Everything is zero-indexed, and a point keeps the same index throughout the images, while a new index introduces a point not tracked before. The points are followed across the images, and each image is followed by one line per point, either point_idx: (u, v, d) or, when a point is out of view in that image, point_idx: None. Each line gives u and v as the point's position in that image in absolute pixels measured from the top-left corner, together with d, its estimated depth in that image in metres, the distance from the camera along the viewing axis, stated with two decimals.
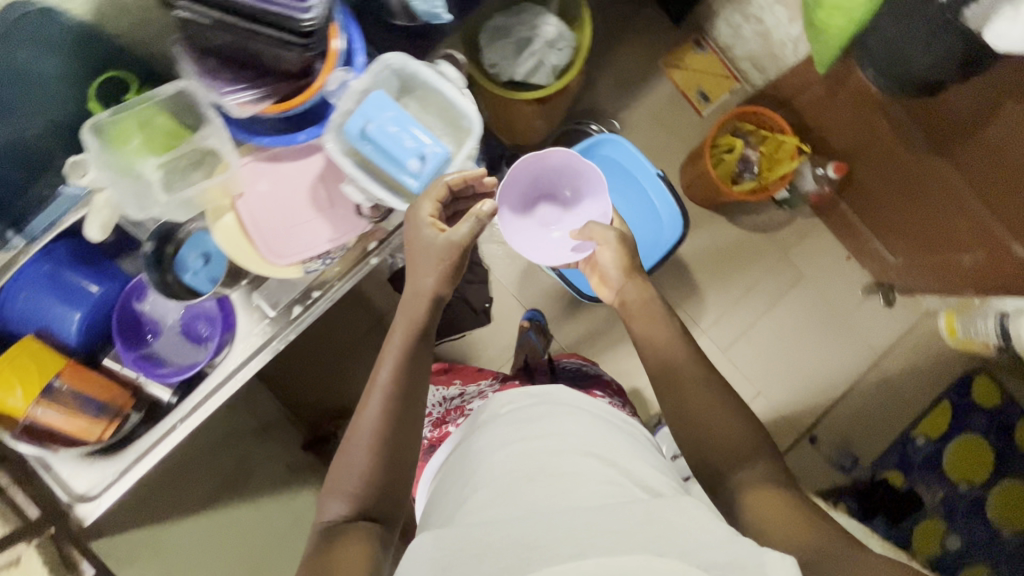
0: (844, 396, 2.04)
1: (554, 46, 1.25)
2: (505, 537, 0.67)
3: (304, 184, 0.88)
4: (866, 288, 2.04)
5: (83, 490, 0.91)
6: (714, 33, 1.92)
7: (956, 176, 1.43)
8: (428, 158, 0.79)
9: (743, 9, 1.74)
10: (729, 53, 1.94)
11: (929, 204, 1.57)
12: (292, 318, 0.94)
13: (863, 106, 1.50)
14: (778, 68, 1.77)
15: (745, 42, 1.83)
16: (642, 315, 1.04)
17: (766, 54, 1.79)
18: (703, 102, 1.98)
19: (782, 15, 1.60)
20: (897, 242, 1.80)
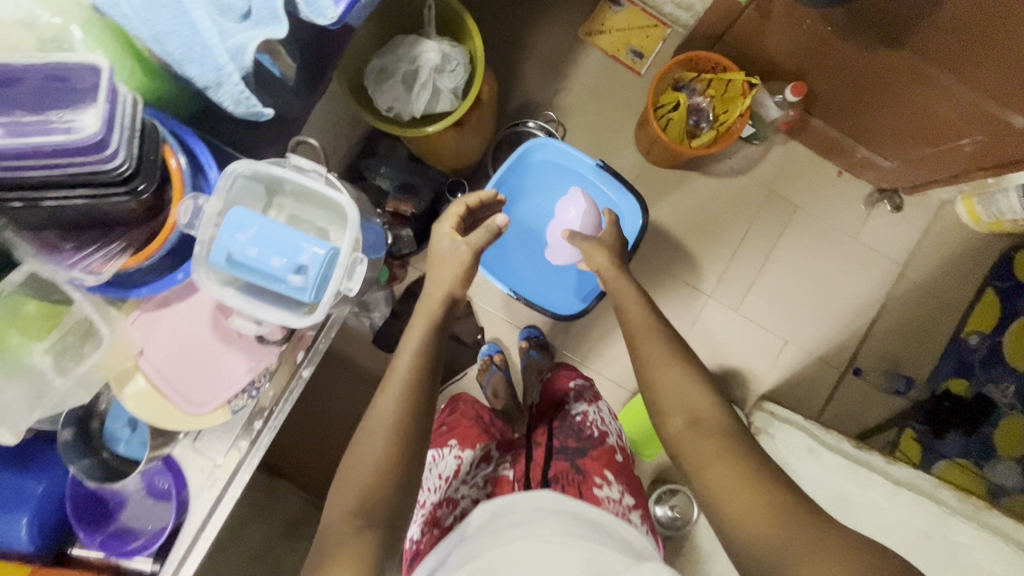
0: (878, 317, 1.88)
1: (443, 70, 1.14)
2: None
3: (206, 321, 0.81)
4: (869, 199, 1.87)
5: None
6: None
7: (924, 65, 1.27)
8: (310, 266, 0.69)
9: None
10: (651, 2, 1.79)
11: (904, 100, 1.41)
12: (245, 452, 0.87)
13: (801, 20, 1.36)
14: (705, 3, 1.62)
15: None
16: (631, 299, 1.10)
17: None
18: (637, 61, 1.84)
19: None
20: (884, 146, 1.65)
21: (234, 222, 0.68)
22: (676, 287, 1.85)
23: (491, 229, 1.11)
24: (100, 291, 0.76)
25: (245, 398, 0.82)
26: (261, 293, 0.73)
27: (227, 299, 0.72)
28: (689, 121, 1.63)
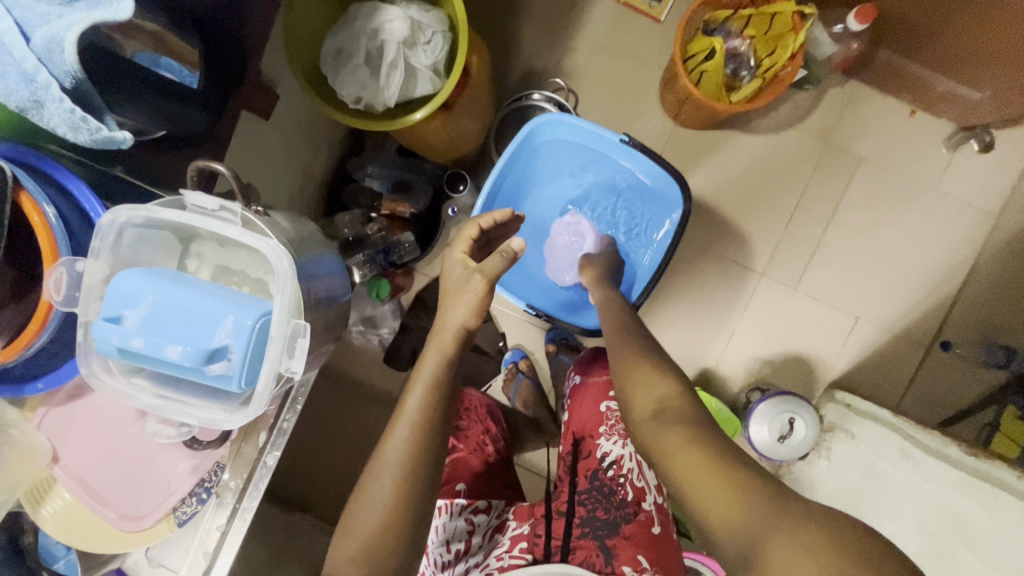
0: (967, 281, 1.58)
1: (416, 44, 0.92)
2: None
3: (133, 412, 0.67)
4: (949, 141, 1.55)
5: None
6: None
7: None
8: (224, 348, 0.54)
9: None
10: None
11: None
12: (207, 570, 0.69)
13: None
14: None
15: None
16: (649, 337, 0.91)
17: None
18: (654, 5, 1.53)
19: None
20: (970, 71, 1.34)
21: (123, 299, 0.54)
22: (722, 268, 1.59)
23: (506, 253, 0.88)
24: None
25: (196, 498, 0.68)
26: (182, 381, 0.60)
27: (137, 397, 0.59)
28: (725, 71, 1.35)
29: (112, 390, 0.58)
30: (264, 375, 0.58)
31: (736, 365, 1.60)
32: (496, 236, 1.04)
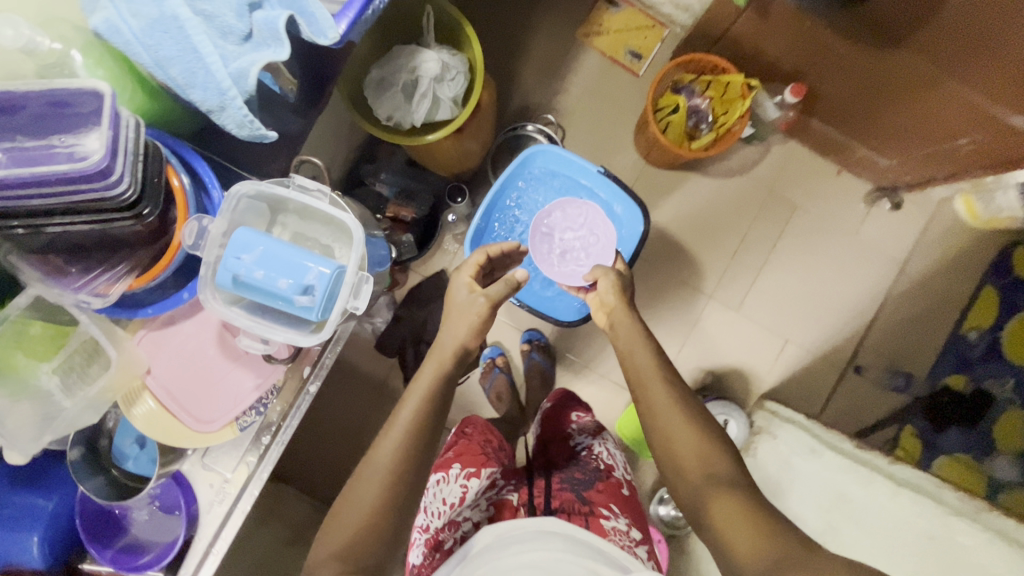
0: (877, 315, 1.88)
1: (443, 79, 1.14)
2: None
3: (211, 339, 0.82)
4: (868, 198, 1.87)
5: None
6: None
7: (924, 64, 1.27)
8: (315, 286, 0.70)
9: None
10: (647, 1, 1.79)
11: (904, 98, 1.41)
12: (251, 472, 0.88)
13: (798, 25, 1.36)
14: None
15: None
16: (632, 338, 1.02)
17: None
18: (636, 61, 1.83)
19: None
20: (882, 144, 1.66)
21: (241, 240, 0.68)
22: (677, 288, 1.85)
23: (508, 281, 1.12)
24: (113, 311, 0.76)
25: (254, 412, 0.83)
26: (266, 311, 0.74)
27: (232, 319, 0.72)
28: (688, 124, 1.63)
29: (213, 312, 0.72)
30: (334, 310, 0.73)
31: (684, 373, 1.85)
32: (501, 266, 1.26)
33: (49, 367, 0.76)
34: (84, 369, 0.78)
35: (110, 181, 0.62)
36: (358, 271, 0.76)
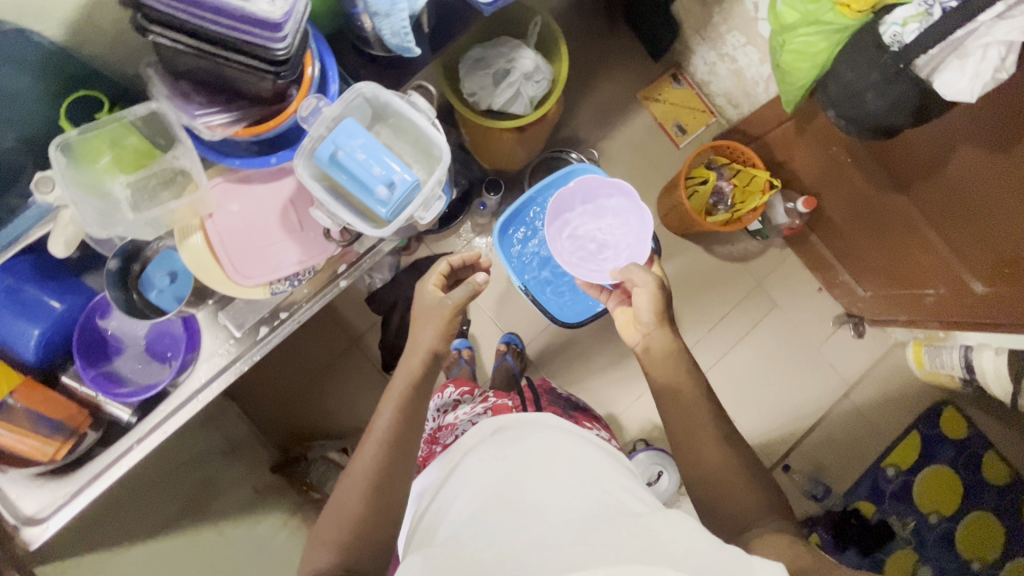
0: (816, 425, 2.05)
1: (531, 78, 1.28)
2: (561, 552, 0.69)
3: (276, 207, 0.90)
4: (836, 320, 2.08)
5: (32, 509, 0.87)
6: (691, 69, 2.00)
7: (916, 212, 1.50)
8: (398, 186, 0.79)
9: (717, 48, 1.82)
10: (706, 89, 2.01)
11: (892, 239, 1.63)
12: (259, 338, 0.94)
13: (826, 147, 1.58)
14: (752, 103, 1.85)
15: (720, 79, 1.91)
16: (665, 365, 1.02)
17: (739, 91, 1.87)
18: (681, 135, 2.03)
19: (754, 55, 1.69)
20: (863, 274, 1.86)
21: (352, 127, 0.79)
22: None
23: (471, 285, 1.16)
24: (207, 151, 0.85)
25: (286, 284, 0.91)
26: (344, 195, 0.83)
27: (312, 188, 0.82)
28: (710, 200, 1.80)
29: (300, 176, 0.81)
30: (400, 215, 0.83)
31: (635, 420, 1.95)
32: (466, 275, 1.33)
33: (129, 179, 0.84)
34: (158, 194, 0.86)
35: (274, 31, 0.70)
36: (432, 190, 0.85)
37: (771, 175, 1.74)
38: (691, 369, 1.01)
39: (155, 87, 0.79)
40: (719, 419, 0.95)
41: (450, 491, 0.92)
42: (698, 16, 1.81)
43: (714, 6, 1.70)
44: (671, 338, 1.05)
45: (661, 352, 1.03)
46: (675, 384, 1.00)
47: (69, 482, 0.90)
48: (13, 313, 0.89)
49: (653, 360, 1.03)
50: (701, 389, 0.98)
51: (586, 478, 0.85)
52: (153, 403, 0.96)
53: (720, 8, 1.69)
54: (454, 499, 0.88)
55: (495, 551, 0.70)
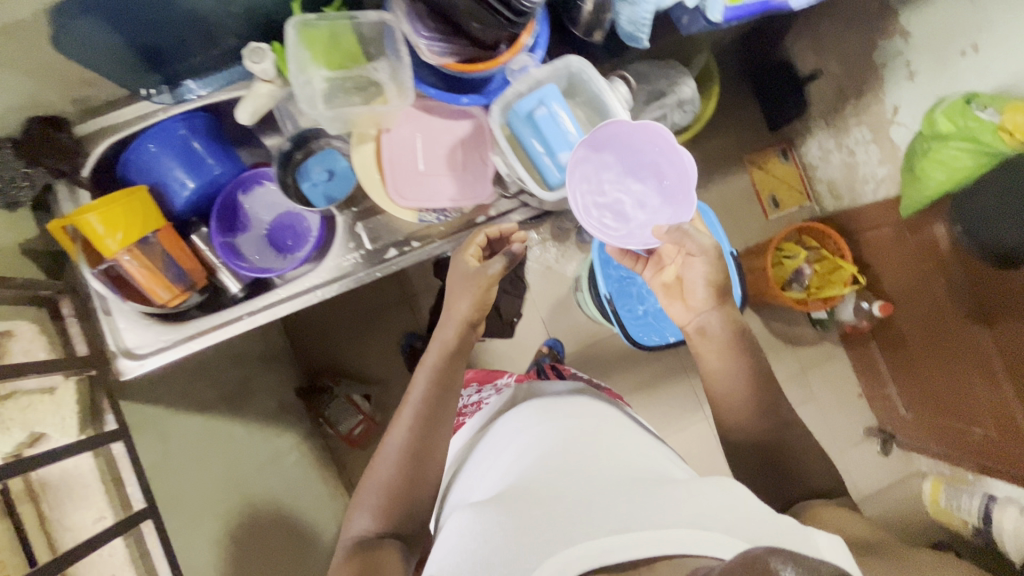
0: None
1: (682, 107, 1.29)
2: (563, 503, 0.66)
3: (447, 144, 0.94)
4: (865, 429, 2.07)
5: (133, 344, 0.91)
6: (803, 149, 2.02)
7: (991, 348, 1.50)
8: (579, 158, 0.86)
9: (839, 138, 1.84)
10: (812, 173, 2.03)
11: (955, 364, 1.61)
12: (384, 259, 0.97)
13: (922, 263, 1.59)
14: (854, 199, 1.86)
15: (830, 167, 1.93)
16: (722, 356, 0.85)
17: (846, 183, 1.88)
18: (774, 207, 2.05)
19: (876, 154, 1.72)
20: (909, 393, 1.85)
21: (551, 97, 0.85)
22: None
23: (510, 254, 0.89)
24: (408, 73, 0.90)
25: (433, 216, 0.94)
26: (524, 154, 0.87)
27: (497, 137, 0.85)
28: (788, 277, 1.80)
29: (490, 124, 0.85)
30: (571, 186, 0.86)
31: None
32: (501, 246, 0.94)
33: (331, 74, 0.89)
34: (350, 94, 0.90)
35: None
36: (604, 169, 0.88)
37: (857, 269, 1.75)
38: (750, 363, 0.84)
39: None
40: (772, 430, 0.79)
41: (486, 447, 0.94)
42: (831, 102, 1.83)
43: (851, 97, 1.73)
44: (728, 326, 0.85)
45: (715, 340, 0.85)
46: (727, 385, 0.83)
47: (172, 331, 0.94)
48: (180, 163, 0.94)
49: (708, 350, 0.85)
50: (749, 380, 0.83)
51: (619, 443, 0.83)
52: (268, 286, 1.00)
53: (856, 100, 1.73)
54: (493, 458, 0.88)
55: (540, 502, 0.67)
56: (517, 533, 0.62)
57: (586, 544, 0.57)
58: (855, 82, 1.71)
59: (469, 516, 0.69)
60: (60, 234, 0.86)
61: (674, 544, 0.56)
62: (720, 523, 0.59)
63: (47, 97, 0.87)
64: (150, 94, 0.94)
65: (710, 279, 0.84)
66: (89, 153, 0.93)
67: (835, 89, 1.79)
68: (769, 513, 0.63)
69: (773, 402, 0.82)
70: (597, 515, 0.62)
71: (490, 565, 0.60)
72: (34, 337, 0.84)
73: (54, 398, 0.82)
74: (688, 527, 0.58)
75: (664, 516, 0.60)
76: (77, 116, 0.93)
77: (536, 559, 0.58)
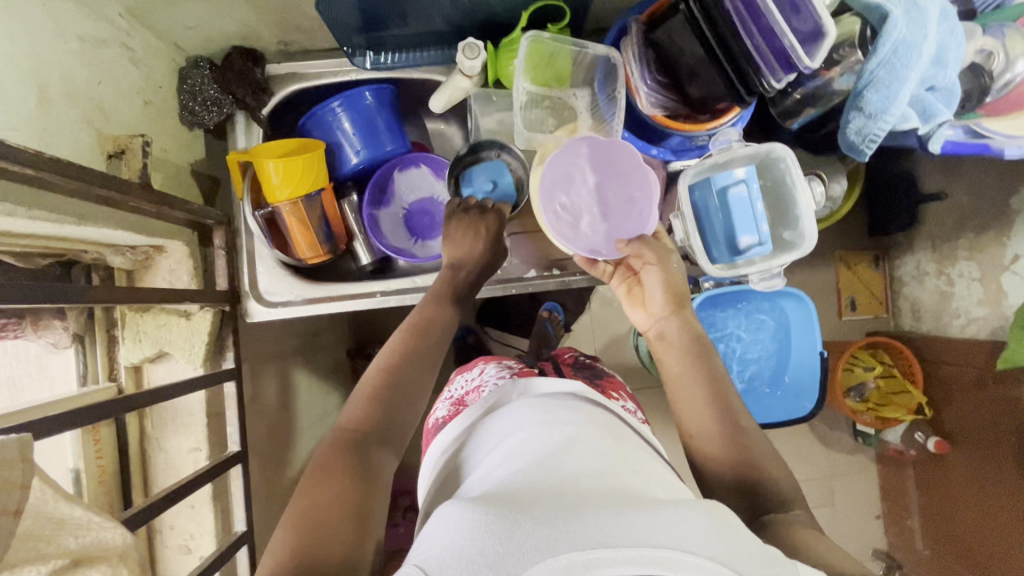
0: None
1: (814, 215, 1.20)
2: (541, 506, 0.48)
3: None
4: (871, 549, 1.76)
5: (266, 287, 0.92)
6: (896, 263, 1.66)
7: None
8: (747, 249, 0.84)
9: (941, 264, 1.51)
10: (898, 287, 1.68)
11: (1002, 524, 1.35)
12: (523, 278, 0.98)
13: (995, 413, 1.34)
14: (937, 330, 1.54)
15: (920, 288, 1.60)
16: (685, 362, 0.74)
17: (931, 309, 1.56)
18: (848, 308, 1.71)
19: (975, 292, 1.40)
20: (935, 528, 1.57)
21: (750, 180, 0.82)
22: None
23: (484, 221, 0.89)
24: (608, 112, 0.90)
25: None
26: (702, 223, 0.86)
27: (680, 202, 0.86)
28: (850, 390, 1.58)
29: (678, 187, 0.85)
30: (733, 269, 0.86)
31: None
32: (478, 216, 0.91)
33: (540, 91, 0.89)
34: (546, 113, 0.91)
35: (785, 69, 0.71)
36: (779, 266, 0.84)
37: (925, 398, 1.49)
38: (711, 371, 0.73)
39: (628, 41, 0.82)
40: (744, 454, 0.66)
41: (475, 441, 0.74)
42: (945, 228, 1.48)
43: (970, 229, 1.40)
44: (689, 329, 0.76)
45: (678, 348, 0.75)
46: (694, 401, 0.71)
47: (306, 287, 0.94)
48: (357, 129, 0.94)
49: (669, 352, 0.76)
50: (713, 390, 0.71)
51: (610, 443, 0.65)
52: (403, 272, 1.01)
53: (979, 233, 1.38)
54: (480, 456, 0.69)
55: (529, 502, 0.49)
56: (489, 532, 0.44)
57: (562, 558, 0.41)
58: (978, 214, 1.38)
59: (453, 507, 0.49)
60: (235, 168, 0.87)
61: (654, 564, 0.41)
62: (708, 547, 0.42)
63: (257, 33, 0.87)
64: (353, 57, 0.92)
65: (666, 283, 0.77)
66: (275, 94, 0.92)
67: (953, 216, 1.45)
68: (764, 548, 0.45)
69: (735, 411, 0.70)
70: (563, 517, 0.45)
71: (473, 566, 0.41)
72: (182, 261, 0.84)
73: (187, 326, 0.83)
74: (673, 547, 0.42)
75: (650, 529, 0.43)
76: (274, 55, 0.94)
77: (521, 566, 0.41)
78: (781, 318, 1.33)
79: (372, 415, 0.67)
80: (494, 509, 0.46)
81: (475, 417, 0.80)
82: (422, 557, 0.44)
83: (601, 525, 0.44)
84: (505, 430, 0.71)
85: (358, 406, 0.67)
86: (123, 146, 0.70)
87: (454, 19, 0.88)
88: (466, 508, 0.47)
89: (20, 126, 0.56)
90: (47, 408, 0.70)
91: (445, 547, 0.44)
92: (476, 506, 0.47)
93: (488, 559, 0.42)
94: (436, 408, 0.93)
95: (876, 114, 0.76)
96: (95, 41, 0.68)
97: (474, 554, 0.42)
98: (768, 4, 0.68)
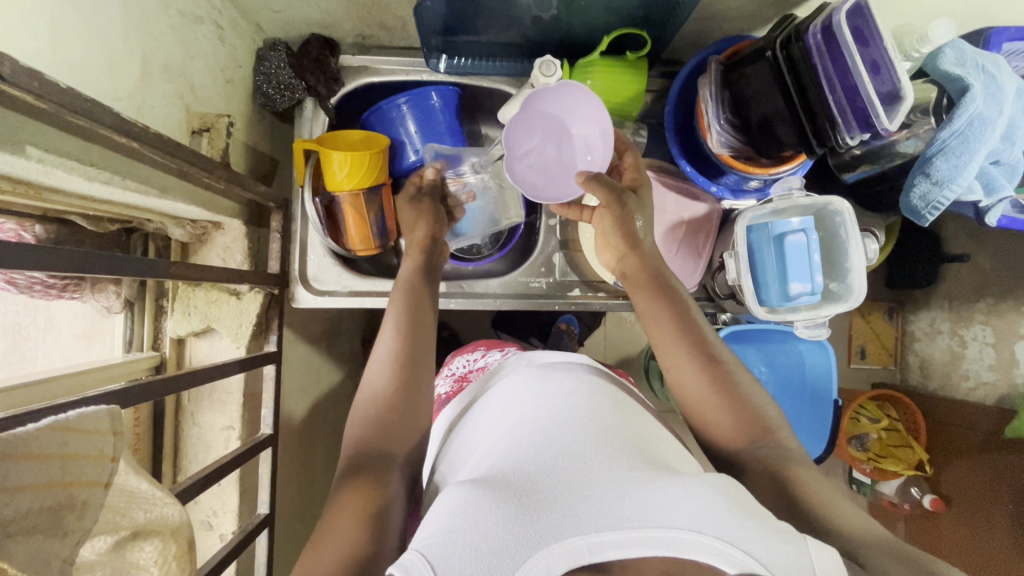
0: None
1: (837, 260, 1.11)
2: (552, 484, 0.46)
3: (667, 222, 0.96)
4: None
5: (313, 273, 0.92)
6: (910, 318, 1.56)
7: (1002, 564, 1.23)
8: (795, 295, 0.86)
9: (956, 324, 1.42)
10: (908, 341, 1.58)
11: None
12: (567, 295, 0.98)
13: (992, 482, 1.27)
14: (943, 391, 1.46)
15: (930, 345, 1.51)
16: (650, 299, 0.73)
17: (941, 369, 1.47)
18: (857, 357, 1.63)
19: (987, 356, 1.33)
20: None
21: (812, 227, 0.86)
22: None
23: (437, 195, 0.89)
24: (672, 146, 0.91)
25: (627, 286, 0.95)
26: (760, 258, 0.88)
27: (737, 240, 0.88)
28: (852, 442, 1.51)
29: (738, 227, 0.87)
30: (782, 313, 0.88)
31: None
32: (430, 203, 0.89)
33: None
34: None
35: (863, 127, 0.72)
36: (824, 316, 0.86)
37: (925, 456, 1.42)
38: (676, 307, 0.71)
39: (706, 82, 0.84)
40: (717, 382, 0.65)
41: (474, 406, 0.71)
42: (963, 290, 1.40)
43: (990, 293, 1.32)
44: (647, 264, 0.76)
45: (640, 284, 0.75)
46: (667, 339, 0.69)
47: (353, 280, 0.94)
48: (419, 129, 0.94)
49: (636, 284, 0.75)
50: (680, 325, 0.69)
51: (616, 403, 0.62)
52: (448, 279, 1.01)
53: (998, 299, 1.31)
54: (477, 424, 0.66)
55: (537, 479, 0.47)
56: (500, 518, 0.43)
57: (568, 543, 0.41)
58: (1000, 278, 1.30)
59: (461, 488, 0.47)
60: (299, 155, 0.88)
61: (659, 545, 0.41)
62: (715, 524, 0.42)
63: (339, 23, 0.88)
64: (429, 59, 0.92)
65: (622, 224, 0.77)
66: (347, 84, 0.93)
67: (973, 282, 1.37)
68: (774, 521, 0.45)
69: (710, 345, 0.68)
70: (570, 503, 0.44)
71: (477, 553, 0.41)
72: (239, 238, 0.85)
73: (238, 305, 0.84)
74: (678, 528, 0.42)
75: (653, 509, 0.43)
76: (348, 46, 0.94)
77: (528, 551, 0.41)
78: (798, 360, 1.29)
79: (384, 395, 0.64)
80: (497, 492, 0.45)
81: (476, 391, 0.77)
82: (426, 537, 0.43)
83: (604, 511, 0.43)
84: (501, 392, 0.68)
85: (364, 411, 0.64)
86: (210, 123, 0.73)
87: (534, 34, 0.89)
88: (468, 491, 0.46)
89: (123, 96, 0.57)
90: (99, 372, 0.70)
91: (444, 528, 0.43)
92: (479, 488, 0.46)
93: (491, 547, 0.41)
94: (438, 387, 0.95)
95: (943, 182, 0.77)
96: (192, 17, 0.69)
97: (477, 540, 0.41)
98: (858, 64, 0.69)
